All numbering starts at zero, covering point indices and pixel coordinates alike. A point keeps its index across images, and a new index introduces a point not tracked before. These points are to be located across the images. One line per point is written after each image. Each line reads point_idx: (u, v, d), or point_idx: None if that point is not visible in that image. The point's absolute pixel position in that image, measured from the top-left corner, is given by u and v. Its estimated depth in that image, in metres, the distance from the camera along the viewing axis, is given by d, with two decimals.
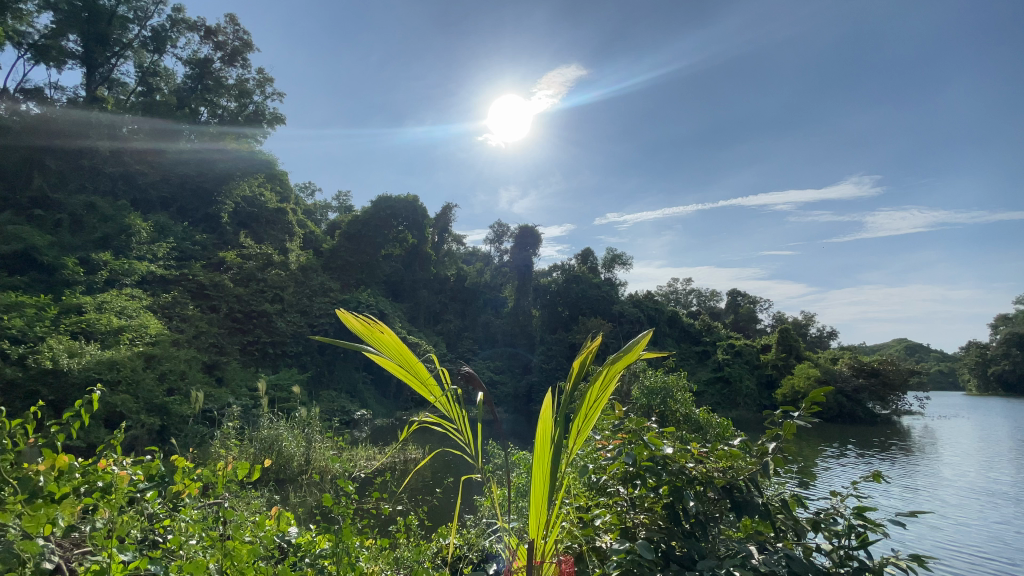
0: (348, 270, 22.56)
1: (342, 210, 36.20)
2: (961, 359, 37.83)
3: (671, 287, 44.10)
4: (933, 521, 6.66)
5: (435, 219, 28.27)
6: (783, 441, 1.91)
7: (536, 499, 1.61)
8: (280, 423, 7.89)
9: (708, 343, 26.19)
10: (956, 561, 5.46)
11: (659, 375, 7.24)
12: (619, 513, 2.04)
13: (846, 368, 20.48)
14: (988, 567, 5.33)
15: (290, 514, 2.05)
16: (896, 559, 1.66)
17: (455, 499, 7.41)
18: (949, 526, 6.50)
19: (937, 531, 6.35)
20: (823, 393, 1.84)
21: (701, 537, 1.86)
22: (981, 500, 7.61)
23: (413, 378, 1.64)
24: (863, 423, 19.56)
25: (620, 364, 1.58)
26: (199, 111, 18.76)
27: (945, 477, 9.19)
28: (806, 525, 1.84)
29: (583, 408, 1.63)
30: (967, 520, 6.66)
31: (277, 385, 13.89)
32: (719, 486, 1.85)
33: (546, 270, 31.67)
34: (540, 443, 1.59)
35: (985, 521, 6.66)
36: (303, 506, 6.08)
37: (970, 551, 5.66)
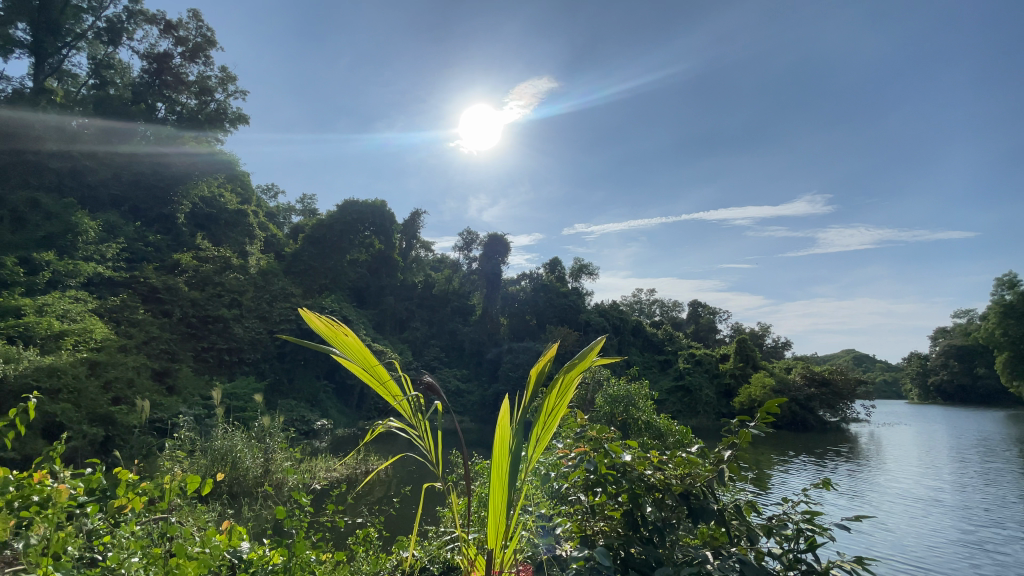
0: (311, 275, 22.08)
1: (306, 214, 35.56)
2: (904, 370, 40.08)
3: (636, 297, 45.05)
4: (868, 527, 6.98)
5: (403, 226, 28.41)
6: (738, 450, 1.96)
7: (495, 508, 1.59)
8: (236, 433, 7.57)
9: (670, 352, 26.84)
10: (894, 566, 5.68)
11: (622, 383, 7.35)
12: (579, 521, 2.06)
13: (799, 378, 21.33)
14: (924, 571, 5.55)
15: (243, 530, 1.95)
16: (842, 562, 1.73)
17: (415, 510, 7.31)
18: (888, 532, 6.78)
19: (872, 538, 6.65)
20: (777, 403, 1.90)
21: (659, 543, 1.89)
22: (913, 506, 8.05)
23: (376, 384, 1.60)
24: (815, 430, 20.35)
25: (576, 370, 1.61)
26: (156, 106, 17.96)
27: (881, 483, 9.67)
28: (759, 530, 1.89)
29: (542, 416, 1.63)
30: (900, 526, 7.01)
31: (233, 394, 13.36)
32: (676, 492, 1.89)
33: (514, 278, 31.77)
34: (500, 451, 1.57)
35: (919, 526, 7.01)
36: (256, 520, 5.87)
37: (907, 557, 5.90)
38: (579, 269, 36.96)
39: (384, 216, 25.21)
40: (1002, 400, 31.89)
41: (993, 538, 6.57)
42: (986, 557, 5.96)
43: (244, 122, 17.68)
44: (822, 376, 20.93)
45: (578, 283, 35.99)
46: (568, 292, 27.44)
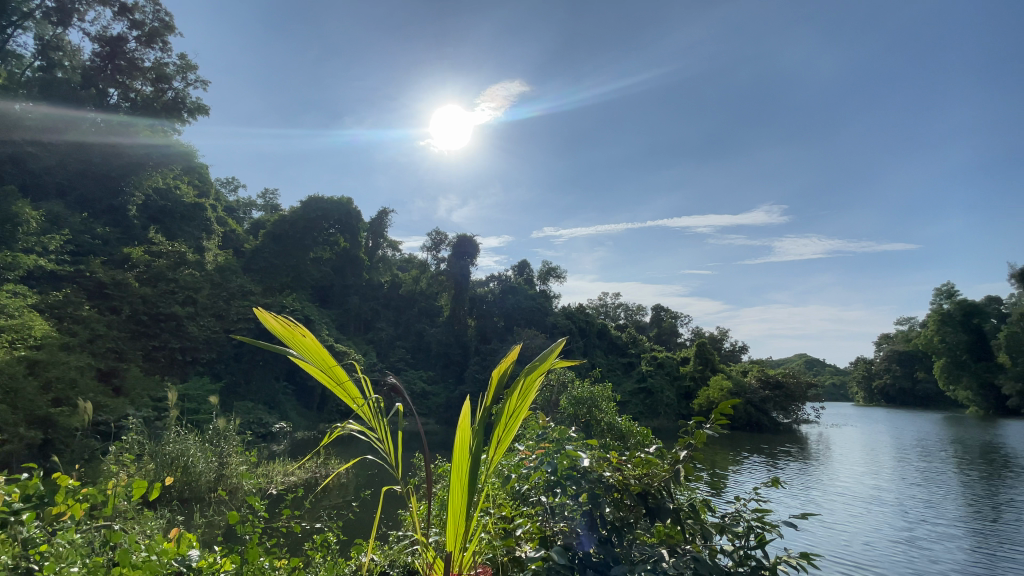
0: (271, 273, 21.46)
1: (267, 209, 34.61)
2: (851, 373, 42.23)
3: (602, 301, 45.78)
4: (811, 526, 7.29)
5: (371, 224, 28.91)
6: (694, 450, 2.01)
7: (454, 511, 1.57)
8: (188, 436, 7.23)
9: (633, 355, 27.38)
10: (836, 563, 5.94)
11: (586, 385, 7.49)
12: (539, 522, 2.07)
13: (755, 381, 22.11)
14: (863, 568, 5.80)
15: (193, 536, 1.86)
16: (788, 558, 1.80)
17: (375, 514, 7.21)
18: (833, 530, 7.09)
19: (817, 535, 6.95)
20: (730, 404, 1.96)
21: (618, 542, 1.92)
22: (853, 504, 8.47)
23: (334, 386, 1.56)
24: (768, 431, 21.15)
25: (538, 372, 1.60)
26: (109, 93, 16.92)
27: (826, 483, 10.14)
28: (712, 529, 1.94)
29: (503, 419, 1.62)
30: (841, 524, 7.35)
31: (186, 395, 12.80)
32: (633, 492, 1.93)
33: (482, 279, 31.73)
34: (460, 454, 1.55)
35: (861, 524, 7.36)
36: (208, 527, 5.65)
37: (848, 554, 6.19)
38: (547, 272, 37.28)
39: (349, 214, 24.85)
40: (939, 402, 34.08)
41: (924, 534, 6.99)
42: (917, 551, 6.33)
43: (203, 112, 16.94)
44: (775, 379, 21.75)
45: (546, 286, 36.28)
46: (536, 295, 27.58)
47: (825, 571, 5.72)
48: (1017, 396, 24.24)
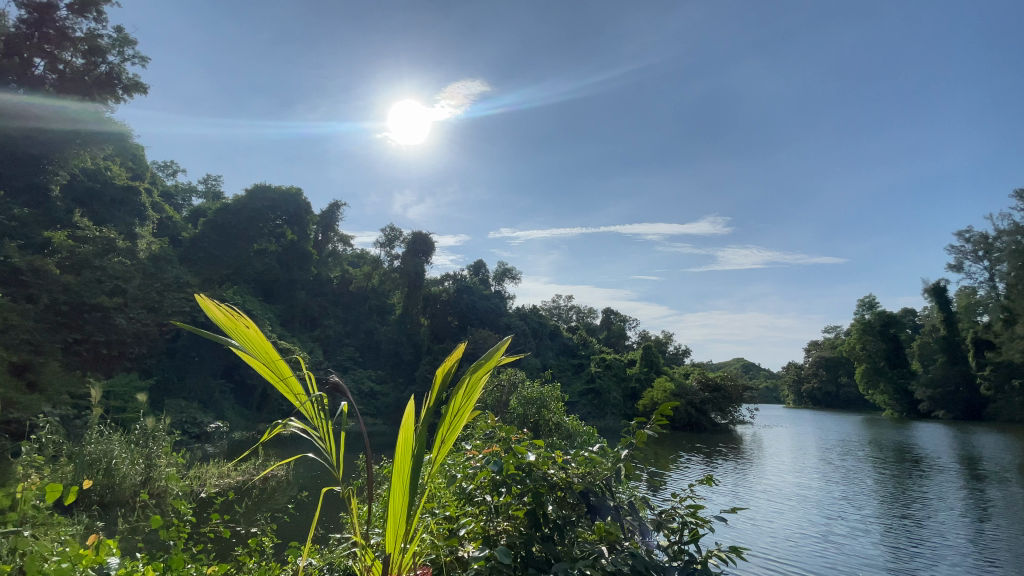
0: (211, 264, 20.40)
1: (208, 196, 32.79)
2: (782, 377, 44.98)
3: (554, 303, 46.55)
4: (739, 522, 7.70)
5: (320, 216, 28.17)
6: (635, 449, 2.08)
7: (396, 511, 1.54)
8: (113, 436, 6.71)
9: (583, 357, 27.94)
10: (760, 558, 6.27)
11: (536, 385, 7.59)
12: (483, 522, 2.07)
13: (696, 383, 23.08)
14: (784, 562, 6.17)
15: (112, 544, 1.72)
16: (718, 551, 1.89)
17: (313, 516, 6.99)
18: (758, 527, 7.49)
19: (743, 531, 7.34)
20: (671, 406, 2.03)
21: (558, 540, 1.94)
22: (779, 502, 8.98)
23: (276, 381, 1.47)
24: (707, 431, 22.20)
25: (483, 370, 1.58)
26: (34, 62, 15.00)
27: (755, 481, 10.71)
28: (651, 525, 2.01)
29: (448, 417, 1.59)
30: (766, 520, 7.80)
31: (112, 393, 11.91)
32: (576, 490, 1.97)
33: (436, 278, 31.43)
34: (403, 454, 1.51)
35: (785, 521, 7.83)
36: (130, 534, 5.26)
37: (770, 549, 6.56)
38: (501, 273, 37.43)
39: (299, 207, 24.63)
40: (859, 406, 36.94)
41: (840, 529, 7.50)
42: (834, 545, 6.78)
43: (141, 89, 15.81)
44: (715, 382, 22.78)
45: (500, 286, 36.41)
46: (490, 295, 27.63)
47: (750, 565, 6.04)
48: (927, 400, 26.62)
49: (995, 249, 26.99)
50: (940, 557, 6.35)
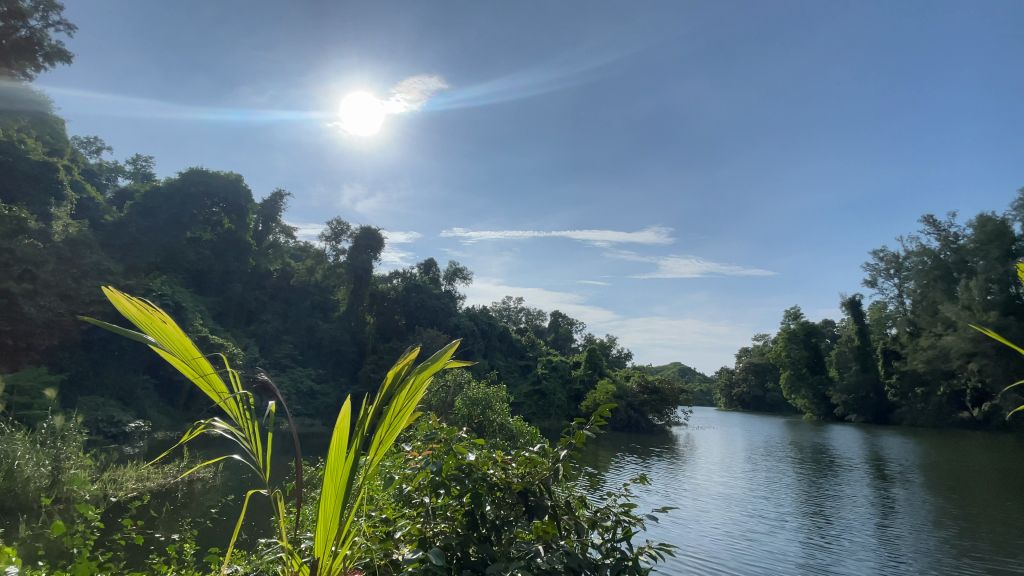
0: (137, 251, 19.02)
1: (136, 177, 30.63)
2: (716, 381, 47.49)
3: (504, 304, 46.86)
4: (667, 522, 8.01)
5: (261, 207, 27.93)
6: (573, 449, 2.13)
7: (326, 514, 1.46)
8: (15, 436, 6.12)
9: (531, 359, 28.21)
10: (687, 556, 6.56)
11: (481, 387, 7.60)
12: (420, 525, 2.02)
13: (636, 386, 23.88)
14: (706, 559, 6.48)
15: (8, 554, 1.57)
16: (648, 548, 1.95)
17: (241, 521, 6.67)
18: (685, 526, 7.82)
19: (670, 530, 7.63)
20: (609, 407, 2.09)
21: (495, 541, 1.93)
22: (708, 501, 9.42)
23: (196, 379, 1.37)
24: (644, 432, 23.06)
25: (426, 371, 1.52)
26: None
27: (687, 481, 11.20)
28: (586, 524, 2.06)
29: (385, 418, 1.52)
30: (692, 520, 8.16)
31: (16, 388, 10.83)
32: (515, 490, 1.99)
33: (384, 275, 30.78)
34: (333, 458, 1.44)
35: (710, 520, 8.21)
36: (30, 543, 4.80)
37: (695, 547, 6.87)
38: (452, 272, 37.22)
39: (237, 195, 23.92)
40: (783, 409, 39.60)
41: (761, 527, 7.93)
42: (752, 542, 7.17)
43: (65, 59, 14.55)
44: (653, 384, 23.52)
45: (450, 286, 36.20)
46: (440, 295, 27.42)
47: (675, 562, 6.31)
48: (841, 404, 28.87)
49: (904, 268, 29.73)
50: (847, 553, 6.84)
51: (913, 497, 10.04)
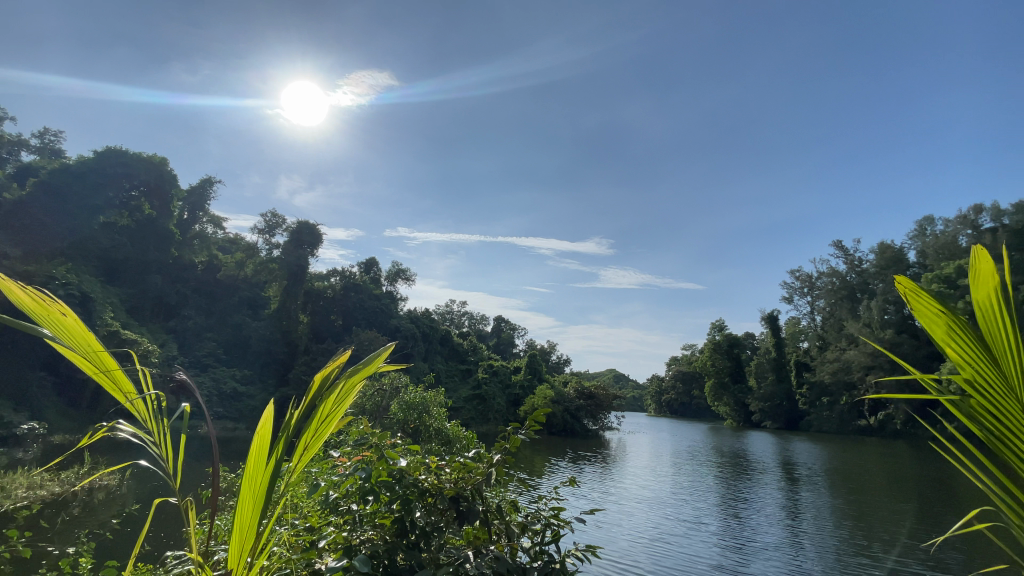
0: (40, 237, 17.58)
1: (42, 152, 27.76)
2: (648, 388, 49.55)
3: (446, 307, 46.53)
4: (594, 526, 8.20)
5: (188, 193, 26.25)
6: (507, 453, 2.15)
7: (240, 526, 1.35)
8: None
9: (472, 363, 28.11)
10: (613, 559, 6.77)
11: (419, 390, 7.49)
12: (345, 532, 1.93)
13: (573, 391, 24.42)
14: (630, 562, 6.71)
15: None
16: (575, 551, 1.99)
17: (147, 532, 6.19)
18: (611, 530, 8.03)
19: (597, 534, 7.83)
20: (543, 413, 2.13)
21: (425, 547, 1.89)
22: (635, 505, 9.75)
23: (99, 378, 1.24)
24: (579, 437, 23.62)
25: (359, 375, 1.48)
26: None
27: (616, 485, 11.55)
28: (516, 528, 2.09)
29: (313, 424, 1.44)
30: (619, 524, 8.40)
31: None
32: (446, 496, 1.98)
33: (322, 272, 29.64)
34: (250, 466, 1.34)
35: (635, 523, 8.49)
36: None
37: (621, 551, 7.08)
38: (394, 273, 36.47)
39: (161, 178, 22.34)
40: (707, 415, 41.95)
41: (682, 530, 8.32)
42: (673, 545, 7.50)
43: None
44: (589, 390, 24.21)
45: (392, 287, 35.45)
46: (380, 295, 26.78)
47: (599, 565, 6.50)
48: (759, 412, 31.00)
49: (816, 287, 32.51)
50: (759, 554, 7.29)
51: (817, 499, 10.93)
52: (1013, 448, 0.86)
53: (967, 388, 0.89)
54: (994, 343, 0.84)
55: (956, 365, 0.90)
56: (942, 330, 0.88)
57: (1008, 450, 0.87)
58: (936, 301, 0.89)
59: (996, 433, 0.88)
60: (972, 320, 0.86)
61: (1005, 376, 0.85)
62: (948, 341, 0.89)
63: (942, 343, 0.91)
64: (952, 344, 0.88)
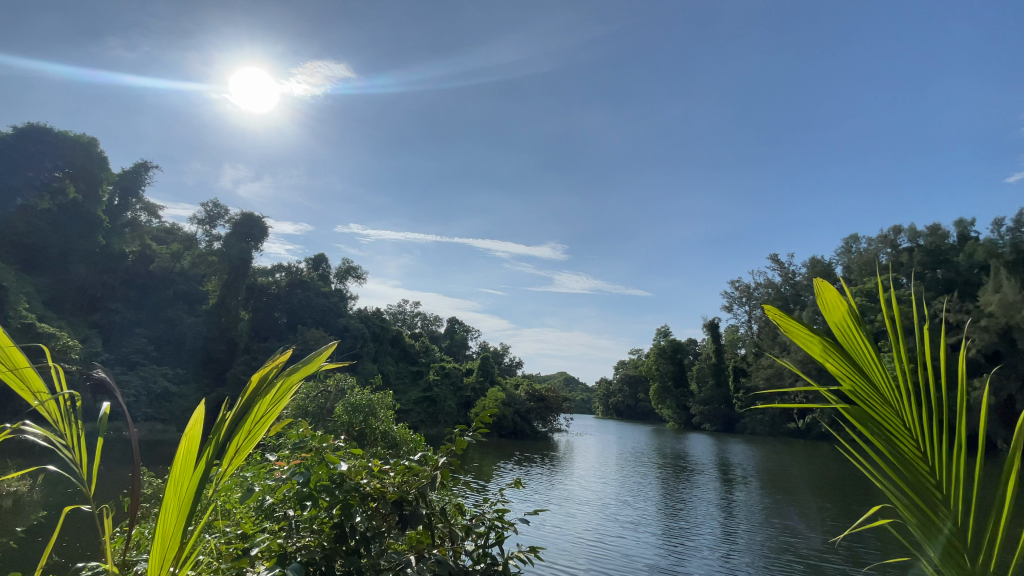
0: None
1: None
2: (596, 391, 50.69)
3: (399, 307, 45.74)
4: (540, 530, 8.23)
5: (120, 177, 24.59)
6: (453, 456, 2.13)
7: (164, 537, 1.24)
8: None
9: (423, 364, 27.70)
10: (557, 562, 6.86)
11: (366, 393, 7.32)
12: (281, 539, 1.84)
13: (524, 394, 24.54)
14: (573, 564, 6.82)
15: None
16: (517, 553, 2.00)
17: (57, 541, 5.72)
18: (556, 533, 8.09)
19: (542, 537, 7.88)
20: (490, 414, 2.13)
21: (364, 552, 1.85)
22: (579, 508, 9.87)
23: (3, 374, 1.13)
24: (528, 438, 23.81)
25: (299, 374, 1.42)
26: None
27: (560, 487, 11.68)
28: (460, 531, 2.08)
29: (247, 425, 1.37)
30: (563, 527, 8.46)
31: None
32: (389, 500, 1.93)
33: (266, 268, 28.41)
34: (177, 473, 1.24)
35: (579, 527, 8.58)
36: None
37: (564, 554, 7.17)
38: (345, 270, 35.47)
39: (87, 157, 21.31)
40: (652, 418, 43.42)
41: (624, 532, 8.50)
42: (616, 547, 7.64)
43: None
44: (539, 393, 24.44)
45: (341, 284, 34.44)
46: (330, 292, 25.99)
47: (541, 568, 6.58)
48: (699, 414, 32.41)
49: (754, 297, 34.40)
50: (696, 554, 7.56)
51: (750, 499, 11.50)
52: (895, 448, 0.97)
53: (855, 395, 1.00)
54: (857, 356, 0.96)
55: (849, 373, 0.99)
56: (836, 341, 0.97)
57: (892, 452, 0.97)
58: (828, 317, 0.99)
59: (882, 433, 0.98)
60: (852, 335, 0.97)
61: (877, 383, 0.97)
62: (841, 353, 0.98)
63: (838, 355, 1.00)
64: (847, 351, 0.97)
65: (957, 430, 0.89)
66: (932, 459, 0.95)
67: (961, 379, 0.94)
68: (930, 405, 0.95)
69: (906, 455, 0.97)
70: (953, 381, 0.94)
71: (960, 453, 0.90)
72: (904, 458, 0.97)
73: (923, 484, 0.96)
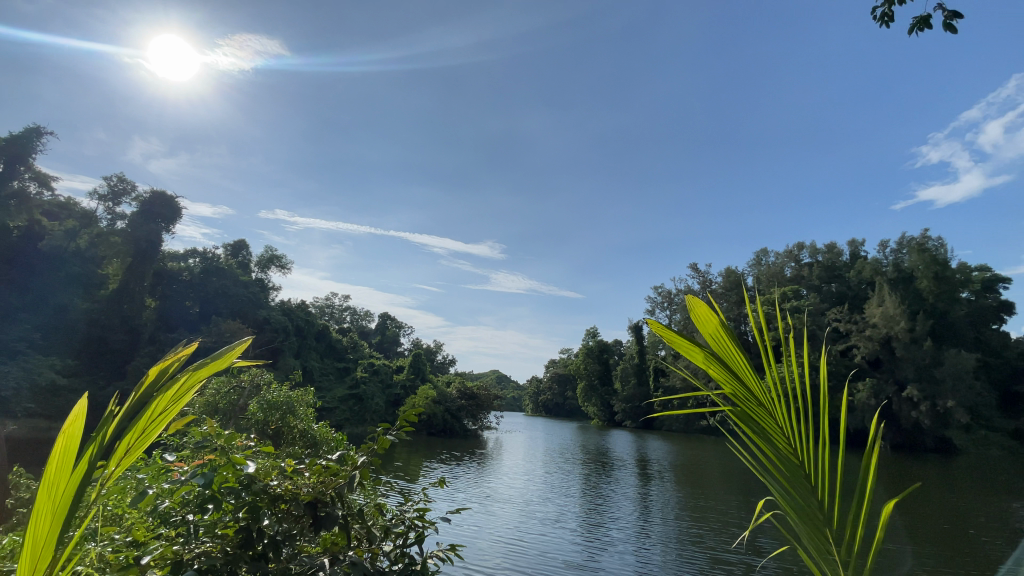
0: None
1: None
2: (527, 389, 51.40)
3: (327, 299, 43.80)
4: (462, 530, 8.16)
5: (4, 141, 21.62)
6: (374, 455, 2.07)
7: (32, 546, 1.11)
8: None
9: (350, 361, 26.73)
10: (477, 562, 6.85)
11: (284, 389, 6.95)
12: (176, 546, 1.69)
13: (455, 391, 24.38)
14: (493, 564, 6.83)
15: None
16: (436, 552, 1.99)
17: None
18: (478, 533, 8.06)
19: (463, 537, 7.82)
20: (415, 412, 2.09)
21: (272, 558, 1.75)
22: (502, 506, 9.91)
23: None
24: (456, 436, 23.70)
25: (206, 369, 1.31)
26: None
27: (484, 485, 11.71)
28: (378, 532, 2.03)
29: (142, 422, 1.25)
30: (485, 527, 8.46)
31: None
32: (303, 501, 1.84)
33: (178, 252, 26.21)
34: (56, 474, 1.11)
35: (501, 525, 8.61)
36: None
37: (484, 554, 7.15)
38: (268, 258, 33.40)
39: None
40: (579, 416, 44.74)
41: (545, 530, 8.65)
42: (536, 546, 7.74)
43: None
44: (471, 391, 24.40)
45: (264, 274, 32.43)
46: (250, 282, 24.43)
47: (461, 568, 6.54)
48: (622, 413, 33.86)
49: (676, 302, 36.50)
50: (613, 549, 7.84)
51: (664, 494, 12.13)
52: (771, 443, 1.08)
53: (746, 394, 1.09)
54: (742, 361, 1.06)
55: (742, 372, 1.08)
56: (728, 344, 1.06)
57: (769, 448, 1.08)
58: (720, 325, 1.07)
59: (758, 430, 1.10)
60: (740, 342, 1.07)
61: (752, 387, 1.09)
62: (732, 354, 1.07)
63: (730, 356, 1.08)
64: (734, 352, 1.06)
65: (820, 424, 1.00)
66: (802, 455, 1.06)
67: (826, 381, 1.07)
68: (801, 405, 1.06)
69: (782, 450, 1.08)
70: (817, 385, 1.07)
71: (820, 446, 1.03)
72: (783, 456, 1.07)
73: (805, 474, 1.06)
